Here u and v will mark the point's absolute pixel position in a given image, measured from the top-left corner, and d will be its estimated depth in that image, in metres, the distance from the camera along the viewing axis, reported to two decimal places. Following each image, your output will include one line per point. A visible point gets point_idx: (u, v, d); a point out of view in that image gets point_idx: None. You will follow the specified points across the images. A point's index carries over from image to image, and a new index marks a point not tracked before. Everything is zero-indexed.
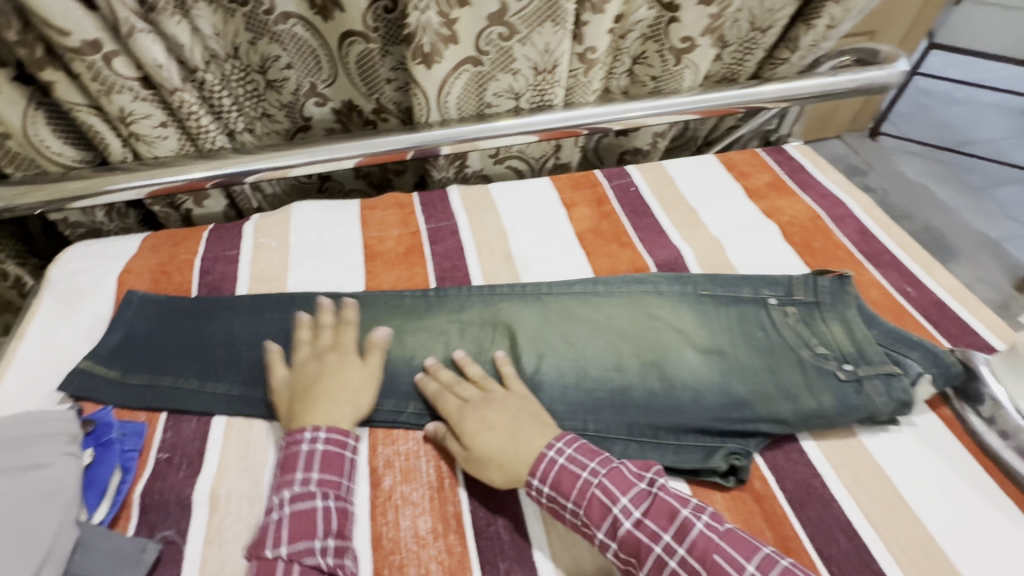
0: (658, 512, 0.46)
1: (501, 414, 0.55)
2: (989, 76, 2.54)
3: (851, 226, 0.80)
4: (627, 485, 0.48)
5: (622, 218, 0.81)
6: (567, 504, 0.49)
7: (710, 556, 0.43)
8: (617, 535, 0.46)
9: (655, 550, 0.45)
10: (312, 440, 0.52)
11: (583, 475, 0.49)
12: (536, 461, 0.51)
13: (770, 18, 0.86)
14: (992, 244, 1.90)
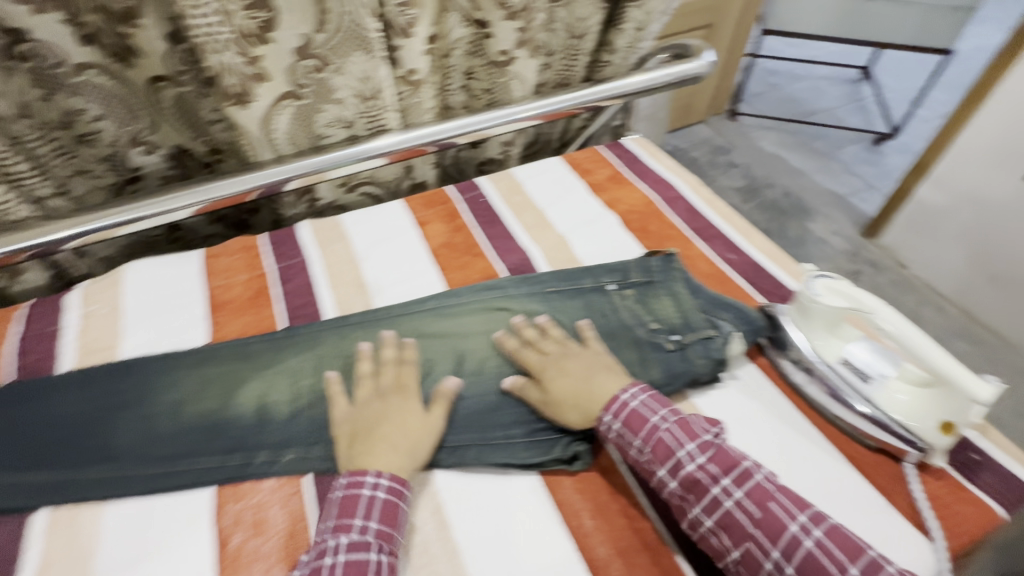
0: (720, 459, 0.52)
1: (579, 364, 0.61)
2: (820, 54, 2.87)
3: (680, 206, 0.88)
4: (695, 434, 0.53)
5: (474, 229, 0.83)
6: (634, 441, 0.55)
7: (766, 502, 0.49)
8: (678, 474, 0.52)
9: (712, 489, 0.50)
10: (375, 486, 0.52)
11: (653, 419, 0.55)
12: (610, 402, 0.58)
13: (583, 26, 0.92)
14: (840, 200, 2.14)
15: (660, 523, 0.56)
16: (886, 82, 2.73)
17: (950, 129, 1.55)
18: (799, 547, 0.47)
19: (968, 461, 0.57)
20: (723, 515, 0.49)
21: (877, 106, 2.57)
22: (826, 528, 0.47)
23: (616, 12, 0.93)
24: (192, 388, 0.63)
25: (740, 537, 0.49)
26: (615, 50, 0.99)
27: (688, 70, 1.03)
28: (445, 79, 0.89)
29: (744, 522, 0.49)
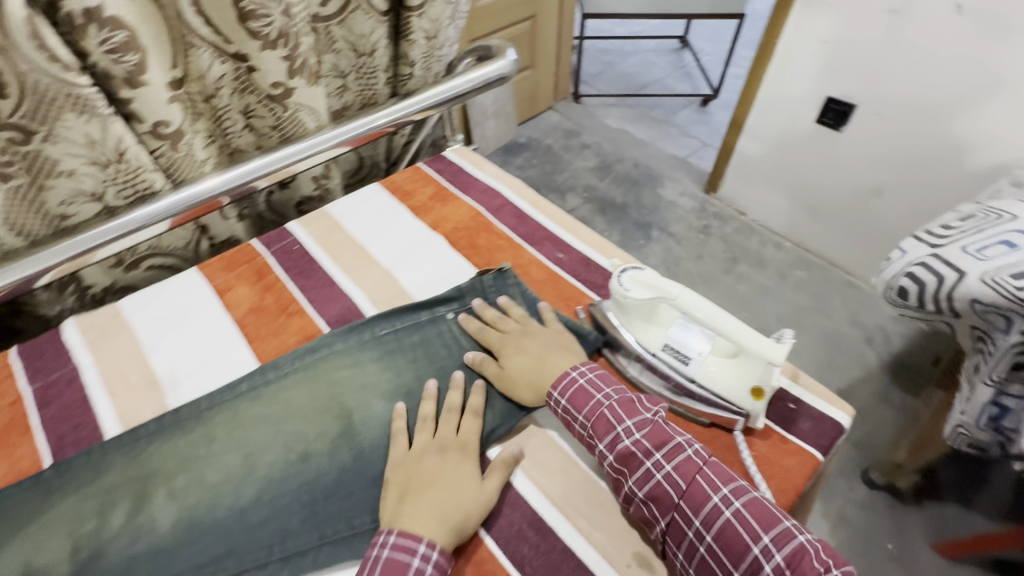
0: (654, 436, 0.52)
1: (533, 342, 0.62)
2: (644, 28, 3.07)
3: (508, 213, 0.86)
4: (634, 413, 0.54)
5: (288, 285, 0.74)
6: (578, 416, 0.55)
7: (693, 475, 0.49)
8: (615, 448, 0.52)
9: (645, 463, 0.51)
10: (425, 557, 0.46)
11: (597, 396, 0.55)
12: (559, 377, 0.58)
13: (367, 42, 0.87)
14: (683, 161, 2.30)
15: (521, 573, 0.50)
16: (703, 46, 2.98)
17: (750, 86, 1.68)
18: (719, 518, 0.47)
19: (785, 411, 0.61)
20: (652, 488, 0.50)
21: (699, 69, 2.80)
22: (746, 500, 0.47)
23: (400, 23, 0.87)
24: None
25: (667, 508, 0.49)
26: (413, 61, 0.93)
27: (491, 72, 0.99)
28: (218, 123, 0.79)
29: (673, 492, 0.49)
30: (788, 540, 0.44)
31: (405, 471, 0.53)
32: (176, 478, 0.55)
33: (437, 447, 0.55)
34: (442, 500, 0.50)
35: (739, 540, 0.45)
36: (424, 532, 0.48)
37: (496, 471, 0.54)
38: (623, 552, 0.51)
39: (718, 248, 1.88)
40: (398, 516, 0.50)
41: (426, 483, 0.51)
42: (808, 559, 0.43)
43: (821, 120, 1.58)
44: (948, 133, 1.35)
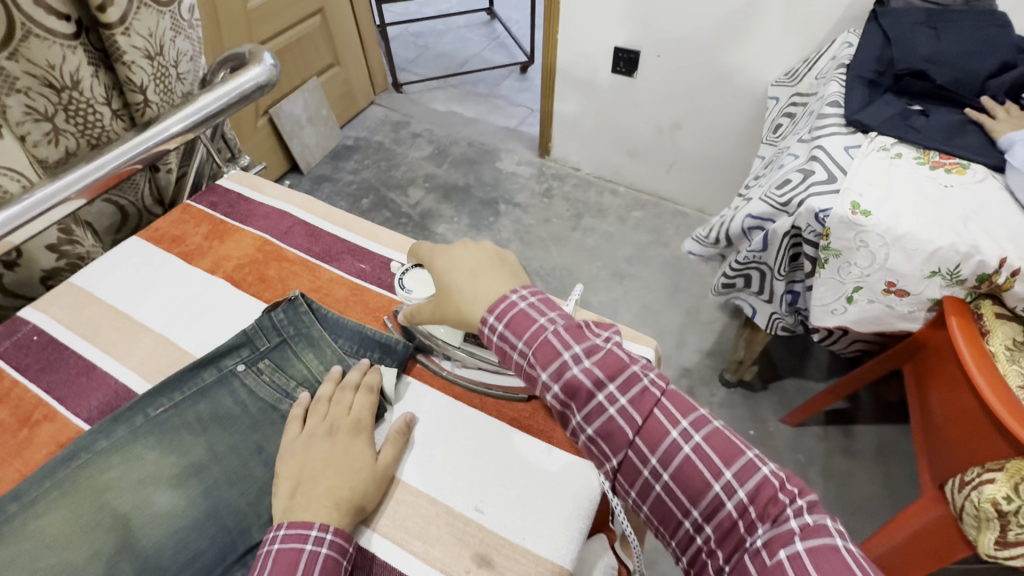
0: (607, 363, 0.49)
1: (465, 258, 0.55)
2: (450, 6, 3.03)
3: (299, 233, 0.79)
4: (584, 338, 0.50)
5: (31, 387, 0.61)
6: (517, 344, 0.50)
7: (650, 408, 0.47)
8: (561, 378, 0.49)
9: (598, 397, 0.48)
10: (321, 539, 0.45)
11: (540, 321, 0.50)
12: (496, 301, 0.51)
13: (65, 75, 0.72)
14: (514, 131, 2.33)
15: None
16: (511, 15, 3.02)
17: (549, 47, 1.75)
18: (680, 456, 0.46)
19: None
20: (604, 423, 0.48)
21: (511, 39, 2.84)
22: (706, 433, 0.46)
23: (104, 45, 0.74)
24: None
25: (620, 445, 0.47)
26: (143, 86, 0.80)
27: (245, 82, 0.88)
28: None
29: (628, 429, 0.47)
30: (752, 475, 0.44)
31: (293, 462, 0.51)
32: None
33: (327, 432, 0.53)
34: (338, 480, 0.50)
35: (699, 476, 0.45)
36: (316, 518, 0.47)
37: (392, 442, 0.54)
38: (461, 558, 0.49)
39: (563, 208, 1.95)
40: (292, 508, 0.48)
41: (317, 470, 0.50)
42: (772, 492, 0.43)
43: (615, 71, 1.69)
44: (717, 63, 1.51)
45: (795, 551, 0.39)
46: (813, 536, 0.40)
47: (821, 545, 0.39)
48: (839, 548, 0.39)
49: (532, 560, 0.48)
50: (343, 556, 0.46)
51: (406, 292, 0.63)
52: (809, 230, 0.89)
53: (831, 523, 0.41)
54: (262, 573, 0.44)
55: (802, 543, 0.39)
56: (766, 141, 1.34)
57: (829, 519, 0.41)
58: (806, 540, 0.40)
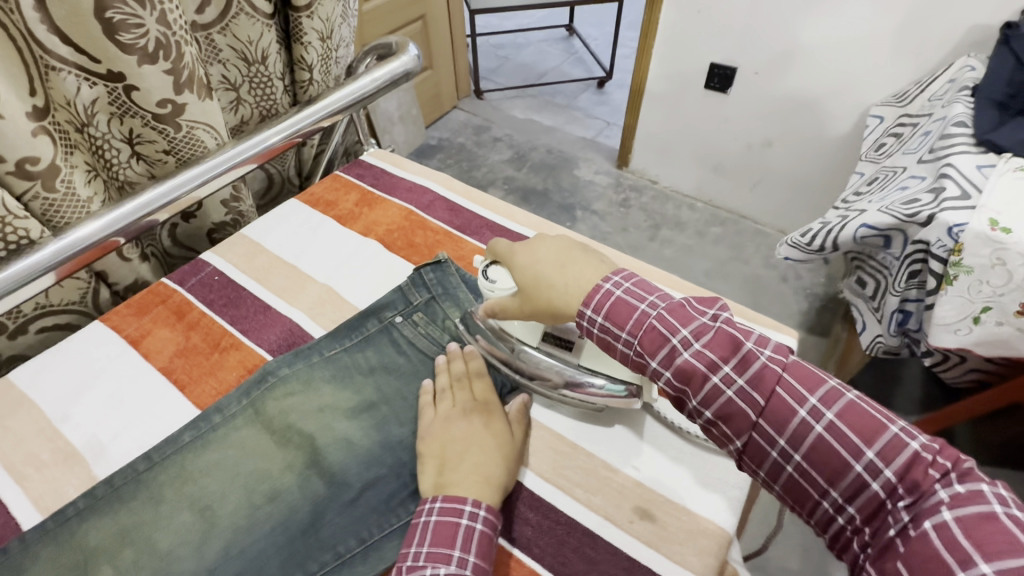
0: (718, 343, 0.46)
1: (551, 249, 0.53)
2: (532, 20, 3.12)
3: (440, 208, 0.83)
4: (690, 320, 0.47)
5: (215, 319, 0.67)
6: (621, 334, 0.48)
7: (773, 386, 0.44)
8: (673, 363, 0.46)
9: (712, 379, 0.45)
10: (474, 515, 0.46)
11: (642, 306, 0.48)
12: (591, 291, 0.50)
13: (257, 50, 0.81)
14: (592, 141, 2.37)
15: (529, 554, 0.48)
16: (589, 32, 3.07)
17: (641, 63, 1.77)
18: (817, 438, 0.42)
19: None
20: (723, 405, 0.45)
21: (590, 53, 2.89)
22: (840, 408, 0.43)
23: (290, 25, 0.82)
24: None
25: (744, 428, 0.45)
26: (310, 66, 0.87)
27: (396, 69, 0.95)
28: (99, 155, 0.70)
29: (749, 411, 0.44)
30: (898, 452, 0.40)
31: (435, 443, 0.53)
32: (123, 551, 0.48)
33: (460, 412, 0.54)
34: (481, 461, 0.50)
35: (837, 457, 0.41)
36: (468, 494, 0.48)
37: (516, 425, 0.56)
38: (621, 507, 0.51)
39: (640, 218, 1.97)
40: (442, 485, 0.49)
41: (456, 447, 0.52)
42: (922, 468, 0.39)
43: (708, 86, 1.69)
44: (821, 83, 1.49)
45: (942, 522, 0.36)
46: (967, 507, 0.36)
47: (978, 516, 0.35)
48: (1000, 518, 0.35)
49: (694, 518, 0.50)
50: (495, 532, 0.47)
51: (488, 283, 0.57)
52: (939, 246, 0.87)
53: (987, 488, 0.37)
54: (422, 543, 0.45)
55: (949, 513, 0.36)
56: (867, 158, 1.30)
57: (987, 486, 0.37)
58: (957, 511, 0.36)
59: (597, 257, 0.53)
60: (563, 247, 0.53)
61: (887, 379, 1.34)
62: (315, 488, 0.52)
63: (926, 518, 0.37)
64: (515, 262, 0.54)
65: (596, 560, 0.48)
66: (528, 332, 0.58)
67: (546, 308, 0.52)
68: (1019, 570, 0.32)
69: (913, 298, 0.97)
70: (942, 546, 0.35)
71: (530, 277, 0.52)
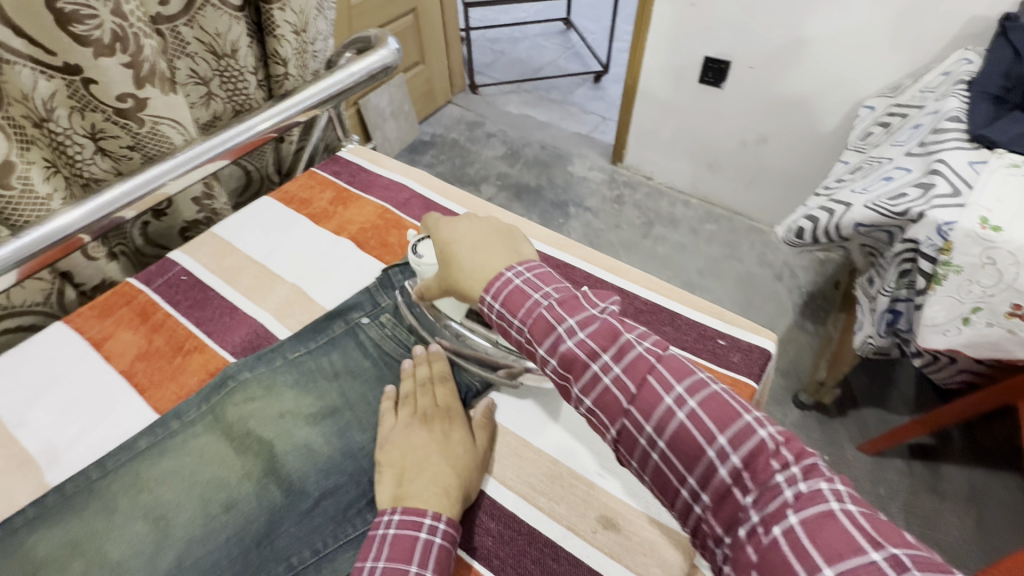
0: (601, 333, 0.44)
1: (473, 228, 0.54)
2: (529, 14, 3.09)
3: (416, 206, 0.82)
4: (578, 310, 0.45)
5: (180, 321, 0.66)
6: (513, 321, 0.47)
7: (644, 376, 0.41)
8: (558, 351, 0.45)
9: (592, 366, 0.43)
10: (433, 528, 0.45)
11: (535, 295, 0.47)
12: (491, 279, 0.49)
13: (227, 42, 0.79)
14: (587, 137, 2.34)
15: (488, 566, 0.47)
16: (587, 26, 3.03)
17: (634, 57, 1.74)
18: (698, 433, 0.39)
19: (717, 348, 0.63)
20: (600, 394, 0.43)
21: (586, 48, 2.85)
22: (702, 398, 0.40)
23: (261, 18, 0.80)
24: None
25: (617, 414, 0.42)
26: (285, 60, 0.85)
27: (374, 63, 0.92)
28: (60, 151, 0.69)
29: (620, 397, 0.42)
30: (747, 439, 0.37)
31: (395, 451, 0.51)
32: (71, 564, 0.47)
33: (422, 419, 0.53)
34: (443, 472, 0.49)
35: (692, 443, 0.39)
36: (428, 506, 0.46)
37: (479, 431, 0.54)
38: (585, 517, 0.50)
39: (633, 215, 1.94)
40: (401, 496, 0.47)
41: (416, 457, 0.50)
42: (767, 458, 0.36)
43: (702, 81, 1.67)
44: (815, 77, 1.46)
45: (790, 526, 0.33)
46: (809, 508, 0.33)
47: (819, 516, 0.33)
48: (838, 517, 0.33)
49: (660, 529, 0.49)
50: (454, 547, 0.45)
51: (416, 260, 0.57)
52: (928, 245, 0.85)
53: (826, 486, 0.34)
54: (379, 558, 0.43)
55: (795, 516, 0.34)
56: (852, 146, 1.29)
57: (826, 482, 0.35)
58: (801, 513, 0.33)
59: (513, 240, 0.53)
60: (485, 227, 0.53)
61: (880, 378, 1.32)
62: (271, 497, 0.50)
63: (776, 521, 0.34)
64: (440, 237, 0.54)
65: (558, 573, 0.46)
66: (455, 307, 0.58)
67: (462, 292, 0.52)
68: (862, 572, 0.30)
69: (903, 298, 0.95)
70: (791, 554, 0.32)
71: (447, 254, 0.53)
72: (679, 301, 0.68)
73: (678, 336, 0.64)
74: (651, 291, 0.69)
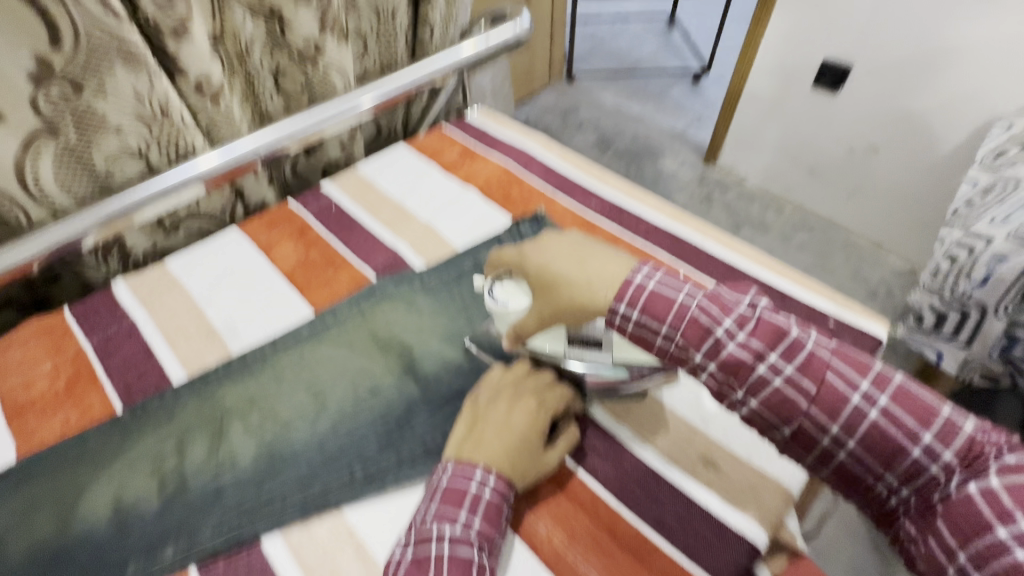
0: (764, 332, 0.44)
1: (562, 245, 0.51)
2: (632, 7, 3.07)
3: (536, 166, 0.88)
4: (730, 310, 0.45)
5: (331, 240, 0.76)
6: (661, 326, 0.46)
7: (824, 373, 0.43)
8: (718, 356, 0.44)
9: (758, 369, 0.43)
10: (483, 483, 0.46)
11: (680, 297, 0.46)
12: (622, 288, 0.47)
13: (389, 4, 0.89)
14: (679, 134, 2.31)
15: (594, 479, 0.52)
16: (691, 23, 2.97)
17: (746, 53, 1.69)
18: (848, 407, 0.42)
19: (827, 327, 0.64)
20: (768, 394, 0.43)
21: (688, 45, 2.80)
22: (892, 392, 0.42)
23: None
24: (16, 520, 0.50)
25: (748, 379, 0.43)
26: (432, 24, 0.95)
27: (509, 33, 0.99)
28: (250, 85, 0.80)
29: (798, 398, 0.43)
30: (888, 385, 0.42)
31: (472, 410, 0.52)
32: (250, 415, 0.57)
33: (504, 393, 0.52)
34: (506, 443, 0.49)
35: (889, 439, 0.41)
36: (480, 461, 0.47)
37: (562, 440, 0.52)
38: (687, 453, 0.54)
39: (721, 215, 1.90)
40: (459, 449, 0.49)
41: (487, 417, 0.51)
42: (908, 397, 0.41)
43: (817, 83, 1.59)
44: (942, 88, 1.38)
45: (950, 460, 0.39)
46: (954, 441, 0.40)
47: (945, 429, 0.40)
48: (974, 438, 0.40)
49: (758, 474, 0.52)
50: (504, 503, 0.46)
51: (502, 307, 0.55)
52: None
53: (968, 431, 0.40)
54: (430, 505, 0.45)
55: (947, 450, 0.40)
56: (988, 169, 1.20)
57: (961, 433, 0.40)
58: (952, 447, 0.40)
59: (614, 247, 0.51)
60: (574, 244, 0.51)
61: None
62: (408, 391, 0.58)
63: (973, 480, 0.39)
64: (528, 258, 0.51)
65: (656, 494, 0.51)
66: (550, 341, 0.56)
67: (572, 305, 0.49)
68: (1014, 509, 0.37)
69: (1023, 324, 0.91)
70: (899, 434, 0.41)
71: (544, 274, 0.50)
72: (789, 280, 0.70)
73: (787, 311, 0.66)
74: (760, 267, 0.71)
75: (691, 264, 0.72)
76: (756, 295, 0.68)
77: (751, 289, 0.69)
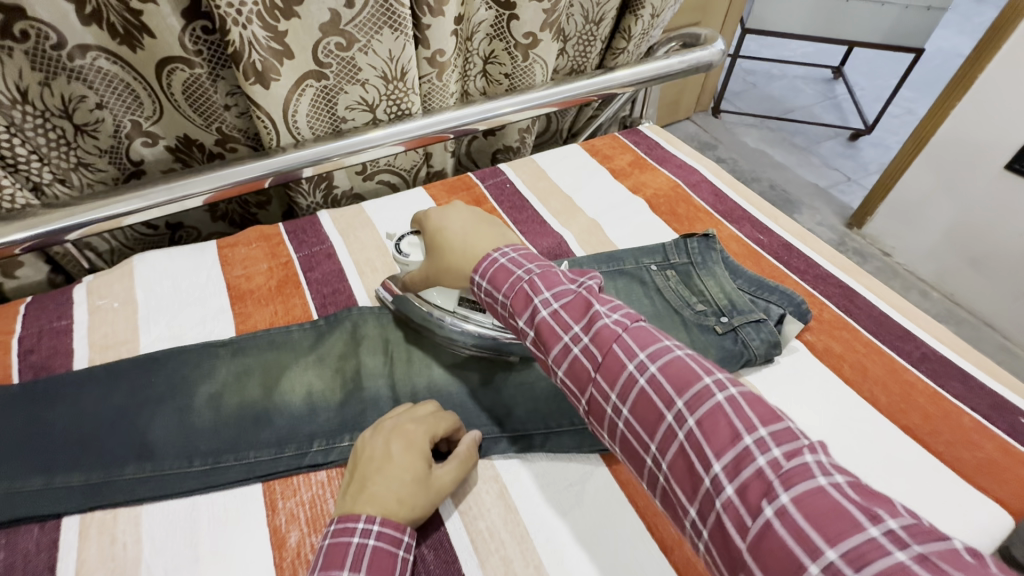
0: (600, 336, 0.43)
1: (464, 216, 0.58)
2: (795, 55, 2.94)
3: (705, 189, 0.88)
4: (577, 313, 0.45)
5: (503, 215, 0.82)
6: (516, 320, 0.48)
7: (642, 380, 0.40)
8: (562, 358, 0.44)
9: (589, 372, 0.42)
10: (366, 533, 0.42)
11: (536, 298, 0.46)
12: (482, 260, 0.52)
13: (600, 12, 0.94)
14: (822, 192, 2.18)
15: None
16: (858, 80, 2.79)
17: (931, 120, 1.54)
18: (668, 424, 0.38)
19: (1016, 424, 0.59)
20: (609, 398, 0.41)
21: (851, 102, 2.64)
22: (699, 405, 0.38)
23: None
24: (228, 379, 0.59)
25: (615, 415, 0.41)
26: (631, 36, 1.00)
27: (702, 57, 1.01)
28: (465, 64, 0.88)
29: (623, 405, 0.41)
30: (798, 460, 0.33)
31: (361, 453, 0.49)
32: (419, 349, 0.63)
33: (389, 429, 0.50)
34: (390, 487, 0.46)
35: (696, 461, 0.36)
36: (364, 510, 0.44)
37: (456, 463, 0.51)
38: None
39: None
40: (350, 500, 0.45)
41: (371, 464, 0.47)
42: (764, 467, 0.33)
43: (1012, 167, 1.41)
44: None
45: (784, 509, 0.32)
46: (803, 492, 0.32)
47: (813, 500, 0.31)
48: (833, 500, 0.31)
49: None
50: (396, 548, 0.43)
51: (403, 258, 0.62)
52: None
53: (823, 478, 0.32)
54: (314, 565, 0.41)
55: (788, 499, 0.32)
56: None
57: (825, 476, 0.32)
58: (798, 497, 0.32)
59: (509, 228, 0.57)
60: (482, 219, 0.58)
61: None
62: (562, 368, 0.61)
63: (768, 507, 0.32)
64: (431, 222, 0.59)
65: None
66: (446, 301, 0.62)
67: (450, 272, 0.56)
68: (866, 551, 0.29)
69: None
70: (788, 537, 0.31)
71: (438, 235, 0.57)
72: (974, 364, 0.65)
73: (969, 395, 0.61)
74: (941, 343, 0.67)
75: (863, 320, 0.69)
76: (933, 370, 0.64)
77: (929, 363, 0.65)
